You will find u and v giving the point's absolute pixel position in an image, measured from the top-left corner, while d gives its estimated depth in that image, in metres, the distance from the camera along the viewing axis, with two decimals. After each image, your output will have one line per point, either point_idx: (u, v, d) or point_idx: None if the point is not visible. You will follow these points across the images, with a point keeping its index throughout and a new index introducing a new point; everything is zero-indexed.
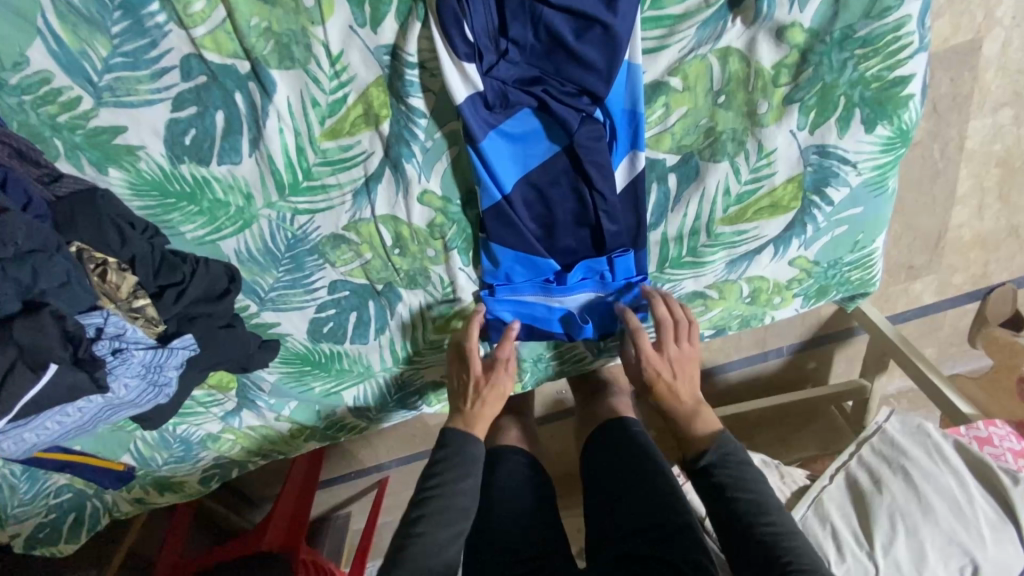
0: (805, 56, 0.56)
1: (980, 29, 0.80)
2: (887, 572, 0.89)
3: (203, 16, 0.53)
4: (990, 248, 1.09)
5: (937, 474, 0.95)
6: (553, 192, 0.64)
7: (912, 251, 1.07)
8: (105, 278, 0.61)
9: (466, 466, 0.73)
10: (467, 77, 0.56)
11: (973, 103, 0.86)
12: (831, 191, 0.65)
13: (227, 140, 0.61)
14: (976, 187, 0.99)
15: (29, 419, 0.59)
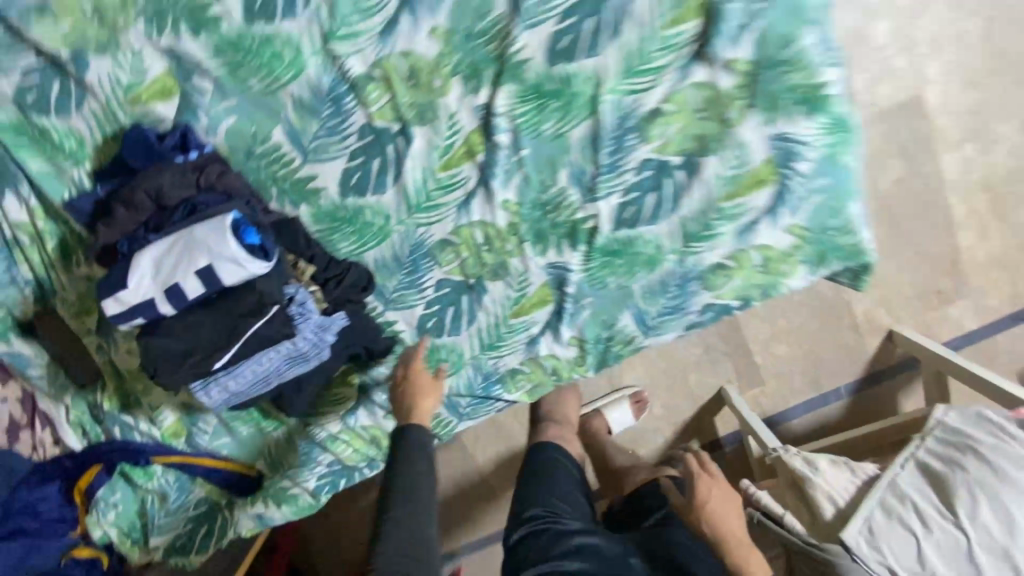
0: (754, 77, 0.85)
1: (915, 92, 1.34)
2: (978, 537, 0.96)
3: (376, 99, 0.88)
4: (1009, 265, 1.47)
5: (1005, 446, 1.01)
6: (219, 265, 0.77)
7: (927, 281, 1.46)
8: (309, 283, 0.90)
9: (415, 481, 0.82)
10: (236, 272, 0.78)
11: (938, 145, 1.36)
12: (798, 165, 0.89)
13: (378, 178, 0.93)
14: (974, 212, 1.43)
15: (235, 363, 0.83)
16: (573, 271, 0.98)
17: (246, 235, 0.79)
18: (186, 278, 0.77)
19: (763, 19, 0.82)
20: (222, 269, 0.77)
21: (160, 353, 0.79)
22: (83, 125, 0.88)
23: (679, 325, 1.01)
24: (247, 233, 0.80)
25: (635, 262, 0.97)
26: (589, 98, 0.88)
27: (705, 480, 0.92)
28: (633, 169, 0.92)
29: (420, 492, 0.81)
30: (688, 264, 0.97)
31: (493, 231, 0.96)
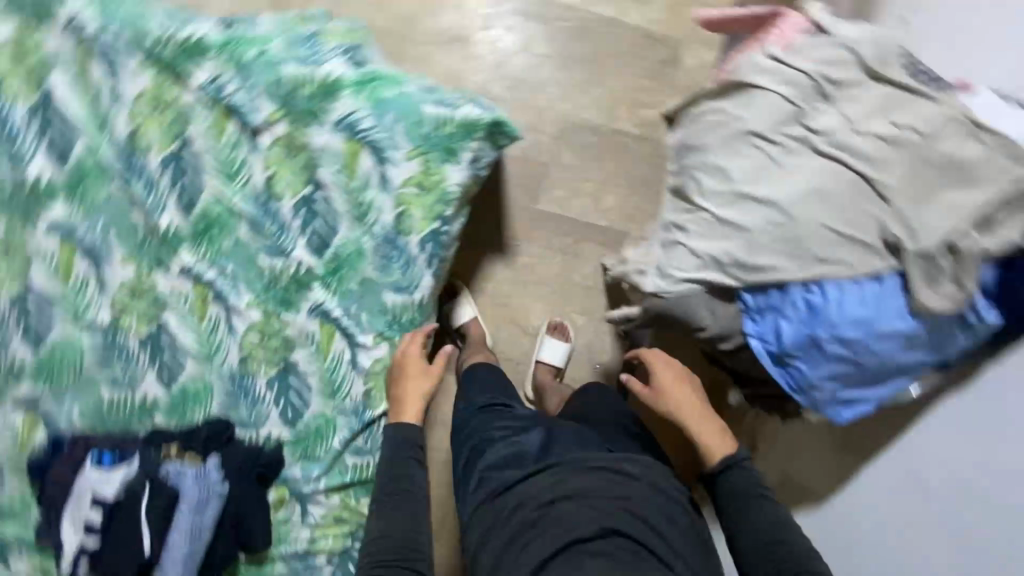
0: (290, 113, 1.18)
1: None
2: (716, 207, 1.03)
3: (129, 323, 1.22)
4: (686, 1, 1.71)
5: (694, 126, 1.10)
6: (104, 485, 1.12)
7: (643, 71, 1.73)
8: (181, 453, 1.18)
9: (403, 486, 0.96)
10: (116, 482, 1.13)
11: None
12: (363, 125, 1.19)
13: (173, 361, 1.24)
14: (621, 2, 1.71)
15: (163, 537, 1.13)
16: (326, 302, 1.25)
17: (109, 457, 1.15)
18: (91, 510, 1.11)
19: (259, 88, 1.17)
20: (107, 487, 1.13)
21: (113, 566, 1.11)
22: None
23: (421, 268, 1.24)
24: (108, 456, 1.15)
25: (351, 261, 1.23)
26: (229, 210, 1.21)
27: (668, 372, 1.15)
28: (292, 217, 1.22)
29: (409, 497, 0.95)
30: (377, 230, 1.22)
31: (260, 326, 1.24)
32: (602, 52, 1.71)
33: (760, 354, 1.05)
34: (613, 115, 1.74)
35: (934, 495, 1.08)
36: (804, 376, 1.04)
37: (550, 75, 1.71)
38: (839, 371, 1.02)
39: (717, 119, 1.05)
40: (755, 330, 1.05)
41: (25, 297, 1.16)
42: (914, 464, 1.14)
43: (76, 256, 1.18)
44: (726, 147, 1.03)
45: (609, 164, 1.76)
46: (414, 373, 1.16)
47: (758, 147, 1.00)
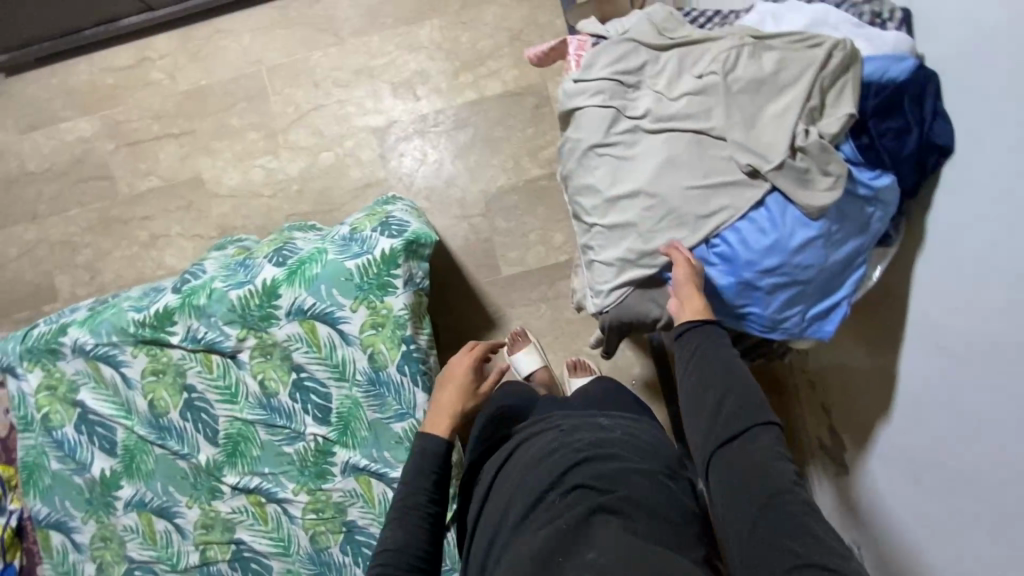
0: (252, 326, 1.39)
1: (374, 130, 1.93)
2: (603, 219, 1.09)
3: (215, 552, 1.40)
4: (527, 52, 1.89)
5: None
6: None
7: (524, 118, 1.89)
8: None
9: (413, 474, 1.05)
10: None
11: (417, 116, 1.92)
12: (309, 303, 1.37)
13: (261, 568, 1.39)
14: (476, 83, 1.91)
15: None
16: (352, 456, 1.38)
17: None
18: None
19: (223, 319, 1.40)
20: None
21: None
22: None
23: (412, 390, 1.37)
24: None
25: (355, 412, 1.38)
26: (245, 422, 1.40)
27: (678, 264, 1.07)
28: (293, 403, 1.39)
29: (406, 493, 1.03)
30: (363, 378, 1.37)
31: (310, 504, 1.38)
32: (483, 129, 1.89)
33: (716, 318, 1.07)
34: (521, 169, 1.88)
35: (966, 362, 0.91)
36: (765, 317, 1.04)
37: (453, 170, 1.90)
38: (795, 295, 1.02)
39: (564, 147, 1.14)
40: None
41: (133, 569, 1.41)
42: (939, 339, 0.97)
43: (153, 518, 1.42)
44: (582, 167, 1.11)
45: (541, 208, 1.88)
46: (454, 387, 1.19)
47: (602, 152, 1.08)
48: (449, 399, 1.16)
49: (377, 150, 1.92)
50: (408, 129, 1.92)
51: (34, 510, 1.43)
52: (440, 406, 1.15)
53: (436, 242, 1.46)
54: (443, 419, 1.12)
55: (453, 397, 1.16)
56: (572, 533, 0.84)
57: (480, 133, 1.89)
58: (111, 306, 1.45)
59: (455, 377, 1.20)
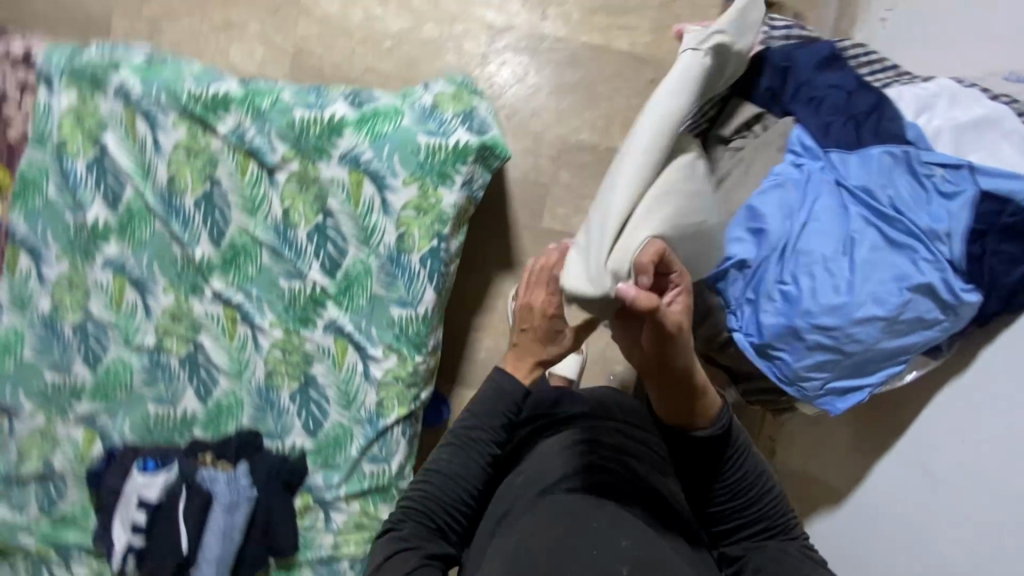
0: (302, 151, 1.33)
1: (489, 25, 1.83)
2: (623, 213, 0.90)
3: (174, 343, 1.39)
4: (671, 22, 1.80)
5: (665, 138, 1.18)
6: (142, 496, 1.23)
7: (637, 84, 1.81)
8: (214, 461, 1.33)
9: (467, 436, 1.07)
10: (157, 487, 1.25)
11: (536, 32, 1.82)
12: (366, 158, 1.32)
13: (210, 378, 1.39)
14: (607, 29, 1.82)
15: (201, 539, 1.23)
16: (340, 318, 1.36)
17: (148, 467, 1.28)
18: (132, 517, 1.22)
19: (277, 131, 1.34)
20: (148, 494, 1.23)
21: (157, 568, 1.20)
22: (74, 494, 1.41)
23: (424, 284, 1.34)
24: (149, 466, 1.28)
25: (361, 280, 1.35)
26: (254, 240, 1.36)
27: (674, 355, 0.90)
28: (307, 243, 1.35)
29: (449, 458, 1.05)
30: (383, 252, 1.34)
31: (280, 342, 1.37)
32: (593, 77, 1.81)
33: (745, 348, 1.07)
34: (609, 134, 1.82)
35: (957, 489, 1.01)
36: (790, 368, 1.04)
37: (545, 102, 1.82)
38: (825, 358, 1.02)
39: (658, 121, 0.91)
40: (738, 324, 1.07)
41: (88, 324, 1.39)
42: (935, 460, 1.05)
43: (126, 286, 1.38)
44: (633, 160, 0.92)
45: (608, 180, 1.82)
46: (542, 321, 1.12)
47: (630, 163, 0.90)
48: (534, 341, 1.12)
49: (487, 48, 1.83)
50: (521, 41, 1.83)
51: (13, 224, 1.37)
52: (525, 351, 1.13)
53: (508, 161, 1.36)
54: (529, 365, 1.12)
55: (540, 339, 1.12)
56: (605, 519, 0.91)
57: (587, 79, 1.81)
58: (171, 67, 1.38)
59: (540, 305, 1.12)
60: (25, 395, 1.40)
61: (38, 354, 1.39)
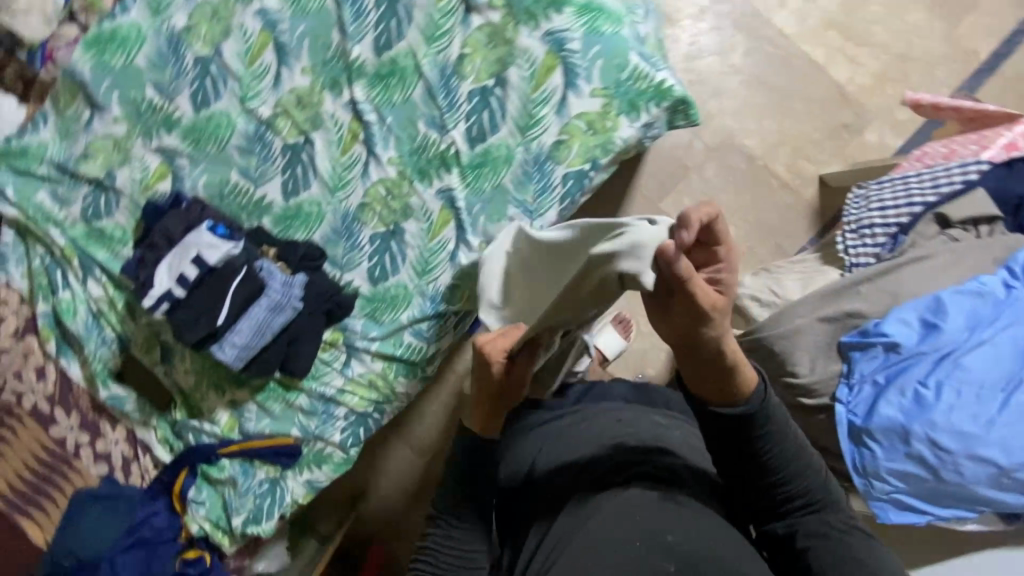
0: (508, 4, 1.19)
1: None
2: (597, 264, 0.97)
3: (286, 127, 1.29)
4: (900, 76, 1.65)
5: (882, 188, 1.08)
6: (199, 252, 1.17)
7: (832, 117, 1.67)
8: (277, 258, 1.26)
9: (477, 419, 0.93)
10: (216, 253, 1.17)
11: (765, 11, 1.66)
12: (570, 46, 1.18)
13: (304, 179, 1.31)
14: (835, 47, 1.66)
15: (237, 322, 1.19)
16: (456, 190, 1.27)
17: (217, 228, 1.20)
18: (183, 266, 1.16)
19: None
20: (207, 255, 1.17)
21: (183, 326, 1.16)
22: (122, 217, 1.37)
23: (553, 203, 1.24)
24: (218, 228, 1.20)
25: (495, 164, 1.26)
26: (414, 68, 1.24)
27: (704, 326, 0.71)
28: (465, 100, 1.24)
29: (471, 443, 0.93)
30: (532, 151, 1.24)
31: (388, 182, 1.29)
32: (793, 89, 1.67)
33: (841, 422, 1.02)
34: (775, 152, 1.70)
35: None
36: (875, 462, 0.99)
37: (733, 87, 1.68)
38: (914, 472, 0.97)
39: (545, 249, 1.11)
40: (845, 398, 1.03)
41: (212, 62, 1.29)
42: None
43: (268, 45, 1.27)
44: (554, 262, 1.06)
45: (746, 196, 1.71)
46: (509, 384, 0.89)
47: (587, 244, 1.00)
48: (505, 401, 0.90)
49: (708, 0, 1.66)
50: (745, 12, 1.66)
51: None
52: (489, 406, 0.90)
53: (697, 126, 1.27)
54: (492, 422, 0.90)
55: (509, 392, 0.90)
56: (630, 507, 0.81)
57: (786, 87, 1.67)
58: None
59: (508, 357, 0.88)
60: (118, 98, 1.32)
61: (149, 65, 1.30)
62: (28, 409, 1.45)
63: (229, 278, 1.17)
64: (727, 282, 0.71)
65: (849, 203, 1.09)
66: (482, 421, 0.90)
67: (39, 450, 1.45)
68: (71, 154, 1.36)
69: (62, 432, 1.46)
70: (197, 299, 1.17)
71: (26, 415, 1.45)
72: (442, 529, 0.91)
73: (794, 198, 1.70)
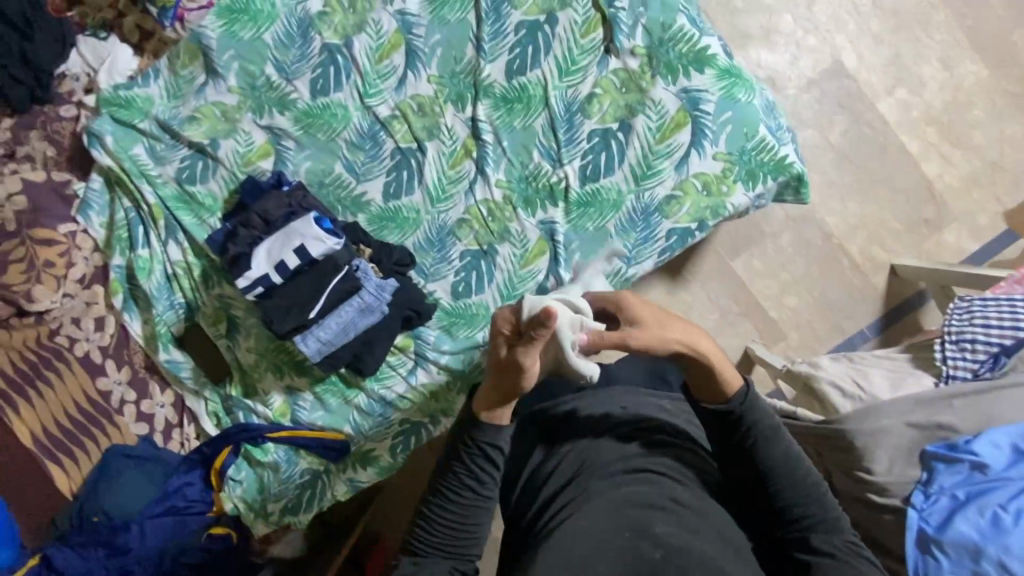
0: (650, 53, 1.20)
1: (835, 55, 1.69)
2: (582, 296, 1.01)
3: (402, 132, 1.29)
4: (988, 183, 1.69)
5: (987, 303, 1.11)
6: (302, 243, 1.22)
7: (916, 210, 1.70)
8: (372, 260, 1.28)
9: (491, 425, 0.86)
10: (316, 246, 1.22)
11: (868, 95, 1.69)
12: (704, 107, 1.18)
13: (408, 185, 1.31)
14: (930, 143, 1.69)
15: (325, 316, 1.23)
16: (558, 224, 1.26)
17: (323, 222, 1.25)
18: (284, 254, 1.22)
19: (645, 18, 1.20)
20: (309, 247, 1.22)
21: (275, 312, 1.22)
22: (216, 186, 1.36)
23: (653, 255, 1.24)
24: (325, 221, 1.25)
25: (602, 206, 1.25)
26: (541, 97, 1.24)
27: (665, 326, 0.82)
28: (585, 138, 1.24)
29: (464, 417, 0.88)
30: (643, 200, 1.23)
31: (490, 203, 1.29)
32: (882, 175, 1.69)
33: (910, 526, 1.01)
34: (854, 232, 1.71)
35: None
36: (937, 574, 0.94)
37: (825, 162, 1.70)
38: None
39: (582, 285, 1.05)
40: (919, 504, 1.02)
41: (340, 52, 1.28)
42: None
43: (399, 46, 1.28)
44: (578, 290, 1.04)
45: (818, 271, 1.72)
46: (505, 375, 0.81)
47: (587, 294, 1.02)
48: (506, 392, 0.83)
49: (814, 73, 1.69)
50: (849, 92, 1.69)
51: None
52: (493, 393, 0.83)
53: (804, 204, 1.29)
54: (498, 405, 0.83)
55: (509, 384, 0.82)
56: (624, 502, 0.80)
57: (876, 171, 1.69)
58: None
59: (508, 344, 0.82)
60: (236, 70, 1.31)
61: (274, 45, 1.30)
62: (78, 358, 1.41)
63: (326, 273, 1.23)
64: (635, 306, 0.85)
65: (951, 314, 1.12)
66: (490, 406, 0.83)
67: (81, 402, 1.40)
68: (177, 115, 1.36)
69: (109, 385, 1.43)
70: (293, 286, 1.23)
71: (75, 362, 1.41)
72: (430, 519, 0.85)
73: (863, 281, 1.72)
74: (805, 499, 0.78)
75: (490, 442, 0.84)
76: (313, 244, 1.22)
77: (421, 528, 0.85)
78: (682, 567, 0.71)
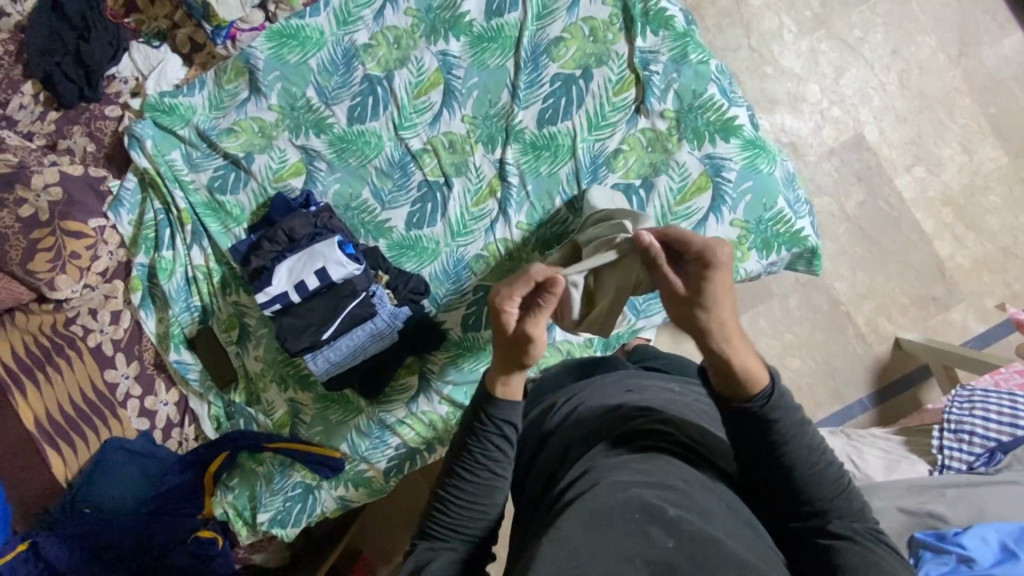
0: (678, 118, 1.25)
1: (857, 129, 1.73)
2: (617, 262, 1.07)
3: (431, 166, 1.33)
4: (999, 268, 1.71)
5: (987, 395, 1.14)
6: (324, 266, 1.26)
7: (925, 287, 1.72)
8: (387, 285, 1.30)
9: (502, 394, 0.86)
10: (336, 270, 1.26)
11: (886, 169, 1.72)
12: (726, 174, 1.22)
13: (431, 215, 1.34)
14: (944, 223, 1.72)
15: (337, 338, 1.27)
16: None
17: (346, 246, 1.28)
18: (306, 275, 1.26)
19: (675, 84, 1.25)
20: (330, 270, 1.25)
21: (290, 331, 1.26)
22: (245, 198, 1.40)
23: None
24: (348, 246, 1.28)
25: None
26: (569, 147, 1.28)
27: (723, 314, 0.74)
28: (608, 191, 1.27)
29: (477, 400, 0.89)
30: None
31: (508, 243, 1.30)
32: (894, 249, 1.72)
33: None
34: (862, 301, 1.73)
35: None
36: None
37: (839, 231, 1.73)
38: None
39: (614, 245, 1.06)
40: None
41: (381, 84, 1.35)
42: None
43: (438, 84, 1.34)
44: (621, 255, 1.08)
45: (823, 335, 1.74)
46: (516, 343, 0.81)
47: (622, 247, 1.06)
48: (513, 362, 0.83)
49: (836, 143, 1.73)
50: (868, 164, 1.73)
51: None
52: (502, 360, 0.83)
53: (815, 276, 1.30)
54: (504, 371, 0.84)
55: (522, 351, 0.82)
56: (632, 480, 0.72)
57: (889, 244, 1.72)
58: None
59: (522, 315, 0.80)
60: (278, 90, 1.38)
61: (319, 70, 1.37)
62: (89, 348, 1.42)
63: (344, 296, 1.26)
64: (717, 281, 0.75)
65: (952, 402, 1.15)
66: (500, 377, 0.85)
67: (86, 391, 1.41)
68: (216, 125, 1.41)
69: (116, 377, 1.43)
70: (311, 306, 1.27)
71: (85, 352, 1.42)
72: (447, 500, 0.85)
73: (867, 350, 1.73)
74: (826, 486, 0.74)
75: (504, 416, 0.85)
76: (335, 270, 1.26)
77: (439, 512, 0.85)
78: (696, 557, 0.62)
